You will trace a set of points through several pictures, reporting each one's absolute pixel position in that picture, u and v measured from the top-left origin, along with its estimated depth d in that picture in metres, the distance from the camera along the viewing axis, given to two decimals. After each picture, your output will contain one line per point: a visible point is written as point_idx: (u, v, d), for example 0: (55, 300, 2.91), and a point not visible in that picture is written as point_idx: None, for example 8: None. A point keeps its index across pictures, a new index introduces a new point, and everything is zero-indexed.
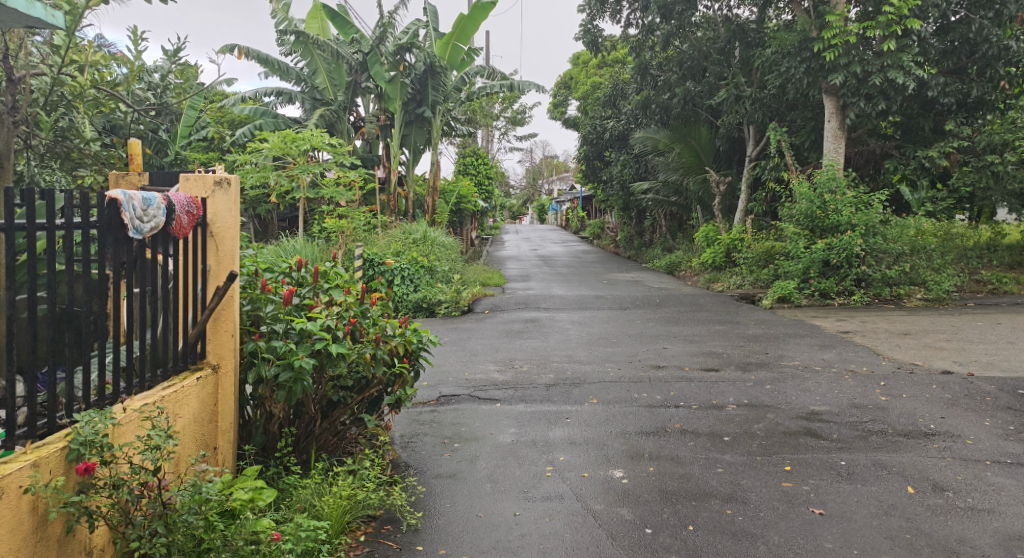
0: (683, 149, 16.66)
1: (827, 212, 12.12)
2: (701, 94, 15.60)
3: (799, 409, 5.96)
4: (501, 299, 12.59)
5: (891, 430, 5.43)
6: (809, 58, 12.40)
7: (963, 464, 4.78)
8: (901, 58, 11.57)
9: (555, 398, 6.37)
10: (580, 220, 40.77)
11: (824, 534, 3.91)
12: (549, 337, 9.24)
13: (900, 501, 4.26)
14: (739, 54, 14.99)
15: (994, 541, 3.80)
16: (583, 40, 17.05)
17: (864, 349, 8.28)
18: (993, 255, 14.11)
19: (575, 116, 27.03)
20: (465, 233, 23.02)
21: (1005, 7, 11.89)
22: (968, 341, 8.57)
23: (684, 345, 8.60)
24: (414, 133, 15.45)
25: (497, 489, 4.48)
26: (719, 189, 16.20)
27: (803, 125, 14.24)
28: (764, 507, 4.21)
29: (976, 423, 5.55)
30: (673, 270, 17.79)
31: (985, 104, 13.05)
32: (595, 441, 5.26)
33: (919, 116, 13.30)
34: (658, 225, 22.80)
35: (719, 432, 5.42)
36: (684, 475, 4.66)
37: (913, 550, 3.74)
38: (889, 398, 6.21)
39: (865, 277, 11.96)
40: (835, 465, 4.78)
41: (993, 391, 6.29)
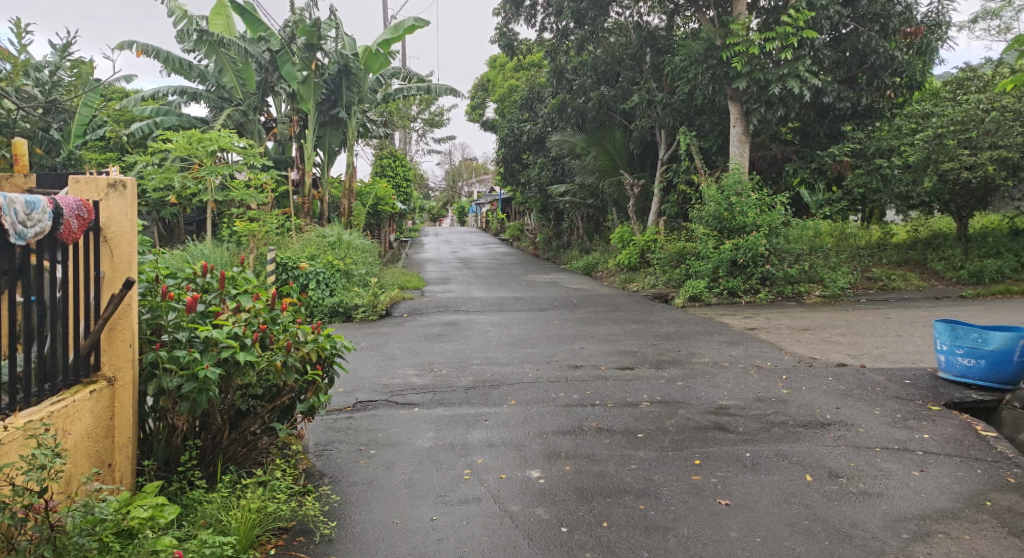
0: (599, 153, 16.58)
1: (733, 213, 12.54)
2: (614, 98, 15.96)
3: (708, 404, 6.15)
4: (419, 302, 12.52)
5: (792, 421, 5.68)
6: (715, 66, 12.86)
7: (857, 451, 5.04)
8: (798, 68, 12.13)
9: (473, 401, 6.37)
10: (499, 223, 40.96)
11: (730, 523, 4.06)
12: (468, 339, 9.23)
13: (800, 489, 4.46)
14: (650, 59, 15.39)
15: (883, 524, 4.03)
16: (499, 43, 17.13)
17: (768, 345, 8.63)
18: (883, 253, 14.94)
19: (492, 119, 27.13)
20: (383, 236, 22.71)
21: (890, 21, 12.65)
22: (861, 335, 9.05)
23: (599, 345, 8.74)
24: (329, 134, 15.20)
25: (414, 494, 4.45)
26: (633, 191, 16.60)
27: (711, 129, 14.77)
28: (674, 501, 4.33)
29: (868, 412, 5.87)
30: (591, 270, 18.10)
31: (874, 112, 13.87)
32: (513, 442, 5.29)
33: (815, 122, 14.00)
34: (575, 227, 23.13)
35: (633, 429, 5.54)
36: (600, 472, 4.74)
37: (810, 536, 3.92)
38: (790, 392, 6.48)
39: (769, 275, 12.50)
40: (741, 457, 4.96)
41: (883, 381, 6.66)
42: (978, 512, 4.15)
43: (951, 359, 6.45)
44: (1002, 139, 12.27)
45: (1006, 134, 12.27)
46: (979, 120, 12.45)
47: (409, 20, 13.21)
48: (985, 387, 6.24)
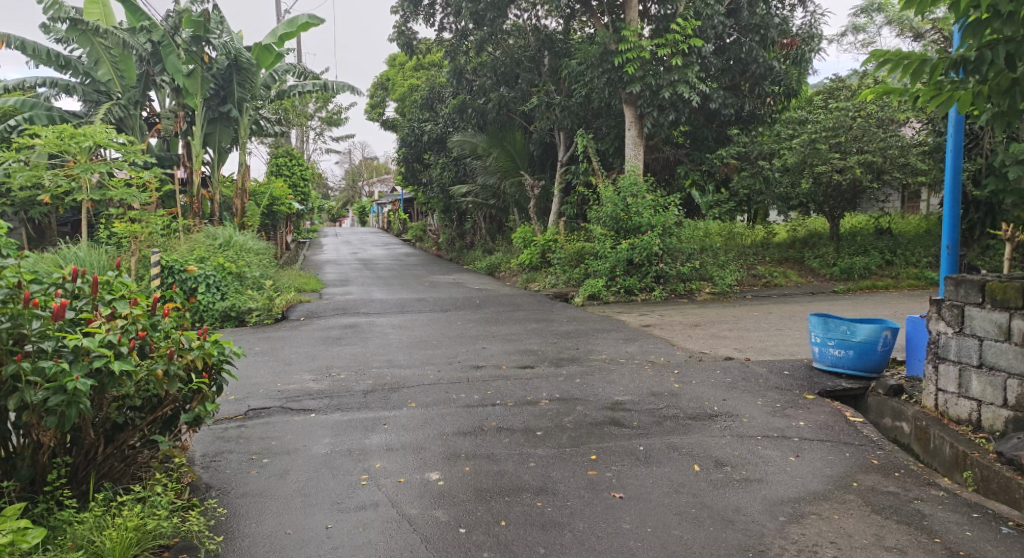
0: (500, 154, 16.54)
1: (629, 214, 12.92)
2: (514, 99, 16.16)
3: (605, 400, 6.29)
4: (317, 304, 12.23)
5: (682, 414, 5.88)
6: (610, 70, 13.13)
7: (740, 441, 5.28)
8: (687, 74, 12.64)
9: (372, 404, 6.27)
10: (401, 222, 40.62)
11: (623, 516, 4.16)
12: (368, 342, 9.08)
13: (688, 479, 4.63)
14: (548, 62, 15.69)
15: (763, 508, 4.24)
16: (397, 42, 16.94)
17: (662, 341, 8.92)
18: (767, 251, 15.72)
19: (392, 118, 26.83)
20: (279, 237, 21.99)
21: (768, 32, 13.43)
22: (747, 330, 9.50)
23: (500, 345, 8.78)
24: (219, 131, 14.59)
25: (308, 502, 4.35)
26: (533, 192, 16.76)
27: (608, 132, 15.14)
28: (571, 496, 4.41)
29: (752, 402, 6.16)
30: (493, 270, 18.16)
31: (757, 118, 14.59)
32: (413, 445, 5.24)
33: (704, 127, 14.56)
34: (477, 227, 23.19)
35: (532, 427, 5.59)
36: (498, 472, 4.76)
37: (697, 524, 4.08)
38: (681, 386, 6.72)
39: (663, 274, 12.91)
40: (635, 451, 5.10)
41: (765, 373, 7.01)
42: (846, 493, 4.43)
43: (824, 350, 6.85)
44: (866, 144, 13.15)
45: (870, 141, 13.15)
46: (848, 126, 13.36)
47: (306, 18, 12.92)
48: (854, 375, 6.68)
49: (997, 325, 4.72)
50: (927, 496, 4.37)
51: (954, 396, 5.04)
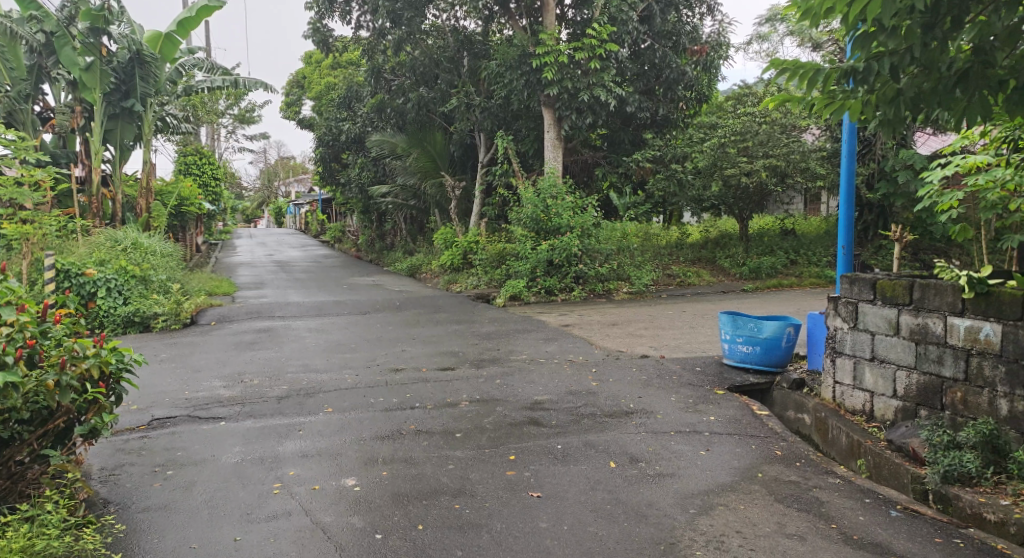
0: (420, 154, 16.44)
1: (549, 215, 13.05)
2: (433, 100, 16.05)
3: (524, 400, 6.33)
4: (229, 308, 11.84)
5: (599, 412, 5.98)
6: (529, 72, 13.19)
7: (654, 436, 5.40)
8: (604, 78, 12.88)
9: (287, 410, 6.11)
10: (319, 223, 39.86)
11: (540, 515, 4.19)
12: (284, 346, 8.85)
13: (604, 475, 4.71)
14: (467, 63, 15.57)
15: (675, 501, 4.34)
16: (312, 39, 16.59)
17: (580, 340, 9.05)
18: (681, 252, 16.14)
19: (308, 117, 26.25)
20: (189, 238, 21.17)
21: (681, 38, 13.90)
22: (662, 328, 9.74)
23: (420, 347, 8.71)
24: (121, 128, 13.93)
25: (216, 515, 4.19)
26: (455, 194, 16.66)
27: (527, 134, 15.22)
28: (489, 497, 4.40)
29: (666, 398, 6.32)
30: (414, 272, 18.00)
31: (671, 122, 14.95)
32: (328, 452, 5.13)
33: (621, 131, 14.79)
34: (397, 228, 22.95)
35: (451, 429, 5.57)
36: (416, 475, 4.71)
37: (612, 520, 4.14)
38: (599, 384, 6.82)
39: (582, 274, 13.07)
40: (553, 450, 5.15)
41: (679, 370, 7.22)
42: (752, 484, 4.59)
43: (733, 347, 7.08)
44: (772, 149, 13.89)
45: (775, 146, 13.91)
46: (754, 132, 14.10)
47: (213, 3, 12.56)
48: (761, 370, 6.95)
49: (888, 321, 4.98)
50: (825, 484, 4.57)
51: (850, 388, 5.30)
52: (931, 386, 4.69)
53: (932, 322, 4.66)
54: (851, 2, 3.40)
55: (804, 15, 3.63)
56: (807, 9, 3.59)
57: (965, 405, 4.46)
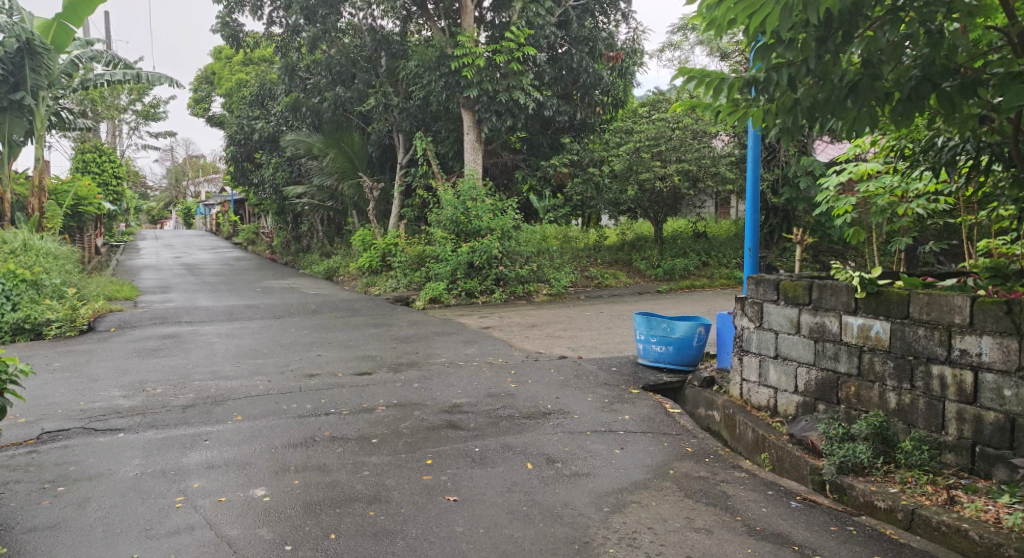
0: (337, 155, 16.14)
1: (469, 217, 13.06)
2: (350, 100, 15.66)
3: (442, 403, 6.30)
4: (131, 314, 11.32)
5: (517, 414, 6.01)
6: (447, 74, 13.15)
7: (570, 437, 5.47)
8: (522, 81, 13.03)
9: (192, 420, 5.88)
10: (230, 223, 38.58)
11: (456, 518, 4.17)
12: (190, 353, 8.52)
13: (521, 477, 4.74)
14: (385, 63, 15.38)
15: (590, 500, 4.41)
16: (221, 33, 16.07)
17: (500, 342, 9.08)
18: (599, 254, 16.41)
19: (218, 114, 25.43)
20: (88, 240, 20.12)
21: (597, 44, 13.97)
22: (580, 329, 9.89)
23: (336, 351, 8.55)
24: (10, 123, 13.09)
25: (111, 532, 4.00)
26: (372, 194, 16.42)
27: (447, 136, 15.14)
28: (404, 503, 4.36)
29: (583, 398, 6.42)
30: (330, 275, 17.65)
31: (588, 128, 15.20)
32: (237, 461, 4.98)
33: (539, 134, 14.93)
34: (314, 230, 22.50)
35: (367, 435, 5.49)
36: (329, 483, 4.62)
37: (528, 521, 4.16)
38: (517, 385, 6.86)
39: (502, 276, 13.11)
40: (470, 453, 5.14)
41: (596, 370, 7.34)
42: (663, 481, 4.71)
43: (647, 347, 7.24)
44: (684, 155, 14.49)
45: (687, 151, 14.54)
46: (667, 138, 14.63)
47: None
48: (674, 369, 7.14)
49: (789, 320, 5.20)
50: (731, 478, 4.74)
51: (756, 385, 5.51)
52: (828, 381, 4.91)
53: (829, 321, 4.89)
54: (751, 15, 3.52)
55: (709, 26, 3.74)
56: (711, 20, 3.70)
57: (858, 400, 4.70)
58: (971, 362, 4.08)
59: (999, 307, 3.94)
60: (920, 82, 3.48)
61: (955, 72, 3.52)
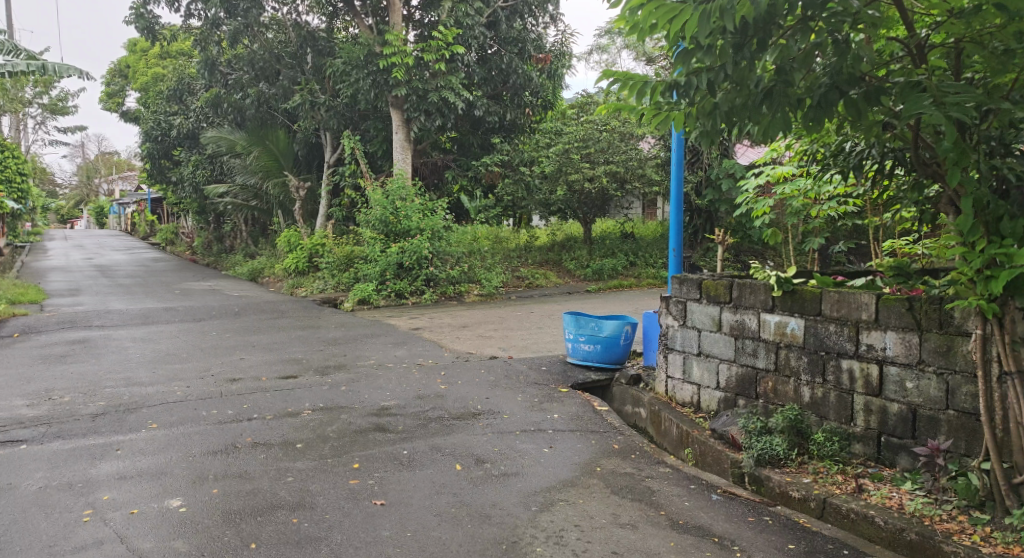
0: (261, 153, 15.64)
1: (398, 217, 12.95)
2: (274, 97, 15.29)
3: (370, 406, 6.22)
4: (37, 318, 10.78)
5: (447, 415, 5.99)
6: (375, 72, 12.98)
7: (499, 437, 5.48)
8: (452, 81, 13.04)
9: (103, 429, 5.64)
10: (147, 224, 37.22)
11: (383, 522, 4.13)
12: (102, 359, 8.17)
13: (449, 479, 4.72)
14: (310, 60, 15.09)
15: (518, 500, 4.43)
16: (135, 25, 15.48)
17: (430, 343, 9.02)
18: (529, 254, 16.49)
19: (133, 109, 24.51)
20: None
21: (526, 46, 14.10)
22: (510, 329, 9.93)
23: (260, 355, 8.34)
24: None
25: (11, 550, 3.80)
26: (299, 194, 16.08)
27: (375, 135, 14.87)
28: (329, 508, 4.28)
29: (512, 398, 6.44)
30: (255, 276, 17.20)
31: (517, 129, 15.14)
32: (152, 471, 4.80)
33: (469, 134, 14.89)
34: (237, 230, 21.93)
35: (292, 440, 5.38)
36: (250, 491, 4.50)
37: (456, 522, 4.15)
38: (447, 387, 6.83)
39: (432, 277, 13.03)
40: (398, 456, 5.10)
41: (526, 369, 7.37)
42: (590, 478, 4.77)
43: (575, 346, 7.32)
44: (612, 156, 14.97)
45: (614, 153, 14.99)
46: (596, 139, 15.11)
47: None
48: (602, 368, 7.24)
49: (711, 318, 5.34)
50: (656, 474, 4.83)
51: (680, 381, 5.64)
52: (748, 377, 5.07)
53: (748, 318, 5.05)
54: (671, 20, 3.61)
55: (632, 30, 3.82)
56: (634, 24, 3.77)
57: (775, 394, 4.87)
58: (876, 356, 4.27)
59: (901, 303, 4.13)
60: (829, 90, 3.61)
61: (860, 80, 3.67)
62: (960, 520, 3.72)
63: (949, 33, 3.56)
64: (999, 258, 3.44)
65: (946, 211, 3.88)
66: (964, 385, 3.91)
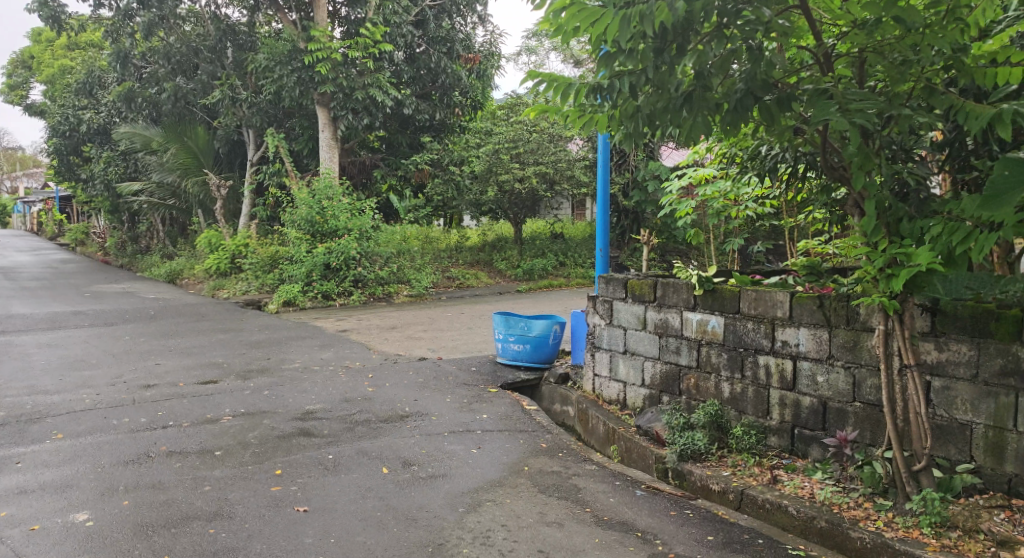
0: (179, 150, 15.20)
1: (324, 217, 12.71)
2: (192, 92, 14.83)
3: (294, 410, 6.09)
4: None
5: (374, 418, 5.92)
6: (300, 69, 12.75)
7: (427, 439, 5.45)
8: (380, 79, 12.91)
9: (3, 441, 5.35)
10: (55, 224, 35.47)
11: (305, 530, 4.04)
12: (3, 366, 7.74)
13: (376, 482, 4.66)
14: (231, 55, 14.72)
15: (445, 501, 4.42)
16: (39, 13, 14.74)
17: (357, 345, 8.90)
18: (460, 254, 16.42)
19: (38, 103, 23.34)
20: None
21: (455, 45, 14.04)
22: (440, 330, 9.88)
23: (177, 360, 8.06)
24: None
25: None
26: (220, 192, 15.59)
27: (301, 133, 14.56)
28: (249, 517, 4.17)
29: (441, 400, 6.41)
30: (173, 278, 16.60)
31: (446, 128, 15.25)
32: (57, 484, 4.58)
33: (398, 133, 14.76)
34: (154, 230, 21.13)
35: (210, 447, 5.22)
36: (164, 501, 4.35)
37: (381, 527, 4.10)
38: (375, 389, 6.75)
39: (361, 277, 12.85)
40: (322, 460, 5.01)
41: (455, 370, 7.35)
42: (518, 477, 4.79)
43: (505, 346, 7.33)
44: (541, 158, 14.98)
45: (544, 154, 15.02)
46: (525, 140, 15.03)
47: None
48: (531, 367, 7.28)
49: (636, 317, 5.43)
50: (582, 471, 4.89)
51: (607, 379, 5.73)
52: (671, 374, 5.18)
53: (671, 317, 5.16)
54: (593, 23, 3.64)
55: (555, 32, 3.83)
56: (557, 26, 3.78)
57: (697, 390, 4.99)
58: (790, 352, 4.43)
59: (813, 301, 4.30)
60: (744, 95, 3.73)
61: (772, 87, 3.81)
62: (865, 507, 3.89)
63: (854, 44, 3.68)
64: (901, 257, 3.62)
65: (851, 213, 4.04)
66: (869, 378, 4.08)
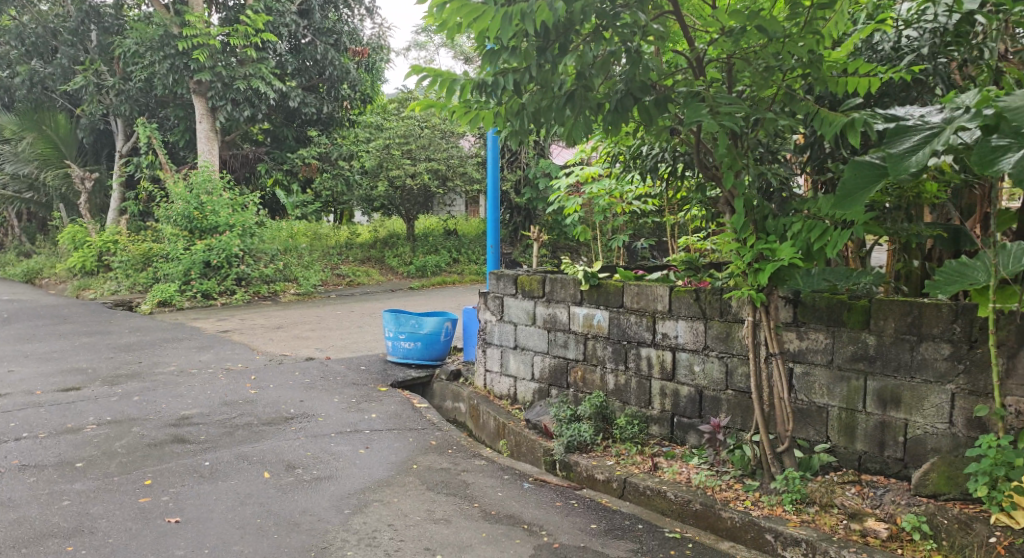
0: (36, 139, 14.24)
1: (203, 212, 12.14)
2: (50, 76, 13.84)
3: (168, 416, 5.79)
4: None
5: (256, 420, 5.71)
6: (173, 55, 12.03)
7: (312, 440, 5.31)
8: (262, 69, 12.57)
9: None
10: None
11: (176, 542, 3.85)
12: None
13: (256, 488, 4.50)
14: (95, 38, 13.62)
15: (329, 504, 4.31)
16: None
17: (240, 346, 8.55)
18: (350, 251, 15.86)
19: None
20: None
21: (341, 37, 13.82)
22: (328, 329, 9.65)
23: (35, 366, 7.49)
24: None
25: None
26: (84, 186, 14.56)
27: (177, 123, 13.83)
28: (113, 532, 3.93)
29: (328, 400, 6.25)
30: (32, 278, 15.40)
31: (334, 122, 15.02)
32: None
33: (283, 126, 14.39)
34: (9, 227, 19.53)
35: (71, 459, 4.88)
36: (16, 520, 4.03)
37: (260, 534, 3.96)
38: (257, 391, 6.51)
39: (243, 275, 12.37)
40: (198, 468, 4.78)
41: (343, 370, 7.19)
42: (406, 476, 4.74)
43: (395, 344, 7.24)
44: (433, 154, 14.80)
45: (436, 151, 14.87)
46: (416, 135, 14.82)
47: None
48: (422, 364, 7.23)
49: (526, 312, 5.50)
50: (471, 467, 4.90)
51: (498, 375, 5.76)
52: (559, 367, 5.27)
53: (559, 311, 5.25)
54: (475, 19, 3.64)
55: (439, 27, 3.79)
56: (440, 21, 3.75)
57: (584, 383, 5.10)
58: (669, 344, 4.60)
59: (690, 295, 4.48)
60: (624, 96, 3.84)
61: (651, 88, 3.92)
62: (736, 488, 4.08)
63: (723, 50, 3.86)
64: (767, 252, 3.83)
65: (723, 210, 4.22)
66: (740, 366, 4.29)
